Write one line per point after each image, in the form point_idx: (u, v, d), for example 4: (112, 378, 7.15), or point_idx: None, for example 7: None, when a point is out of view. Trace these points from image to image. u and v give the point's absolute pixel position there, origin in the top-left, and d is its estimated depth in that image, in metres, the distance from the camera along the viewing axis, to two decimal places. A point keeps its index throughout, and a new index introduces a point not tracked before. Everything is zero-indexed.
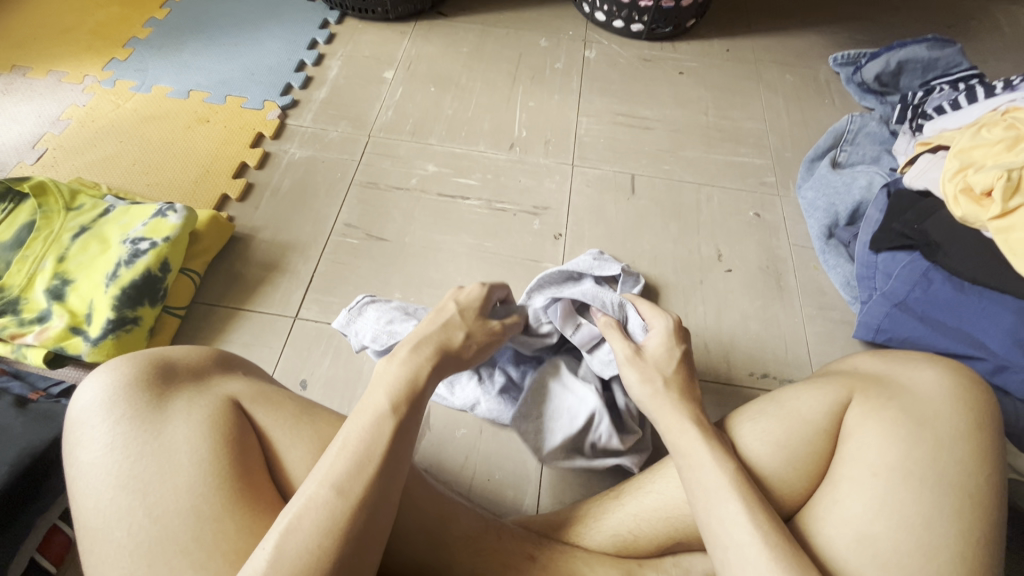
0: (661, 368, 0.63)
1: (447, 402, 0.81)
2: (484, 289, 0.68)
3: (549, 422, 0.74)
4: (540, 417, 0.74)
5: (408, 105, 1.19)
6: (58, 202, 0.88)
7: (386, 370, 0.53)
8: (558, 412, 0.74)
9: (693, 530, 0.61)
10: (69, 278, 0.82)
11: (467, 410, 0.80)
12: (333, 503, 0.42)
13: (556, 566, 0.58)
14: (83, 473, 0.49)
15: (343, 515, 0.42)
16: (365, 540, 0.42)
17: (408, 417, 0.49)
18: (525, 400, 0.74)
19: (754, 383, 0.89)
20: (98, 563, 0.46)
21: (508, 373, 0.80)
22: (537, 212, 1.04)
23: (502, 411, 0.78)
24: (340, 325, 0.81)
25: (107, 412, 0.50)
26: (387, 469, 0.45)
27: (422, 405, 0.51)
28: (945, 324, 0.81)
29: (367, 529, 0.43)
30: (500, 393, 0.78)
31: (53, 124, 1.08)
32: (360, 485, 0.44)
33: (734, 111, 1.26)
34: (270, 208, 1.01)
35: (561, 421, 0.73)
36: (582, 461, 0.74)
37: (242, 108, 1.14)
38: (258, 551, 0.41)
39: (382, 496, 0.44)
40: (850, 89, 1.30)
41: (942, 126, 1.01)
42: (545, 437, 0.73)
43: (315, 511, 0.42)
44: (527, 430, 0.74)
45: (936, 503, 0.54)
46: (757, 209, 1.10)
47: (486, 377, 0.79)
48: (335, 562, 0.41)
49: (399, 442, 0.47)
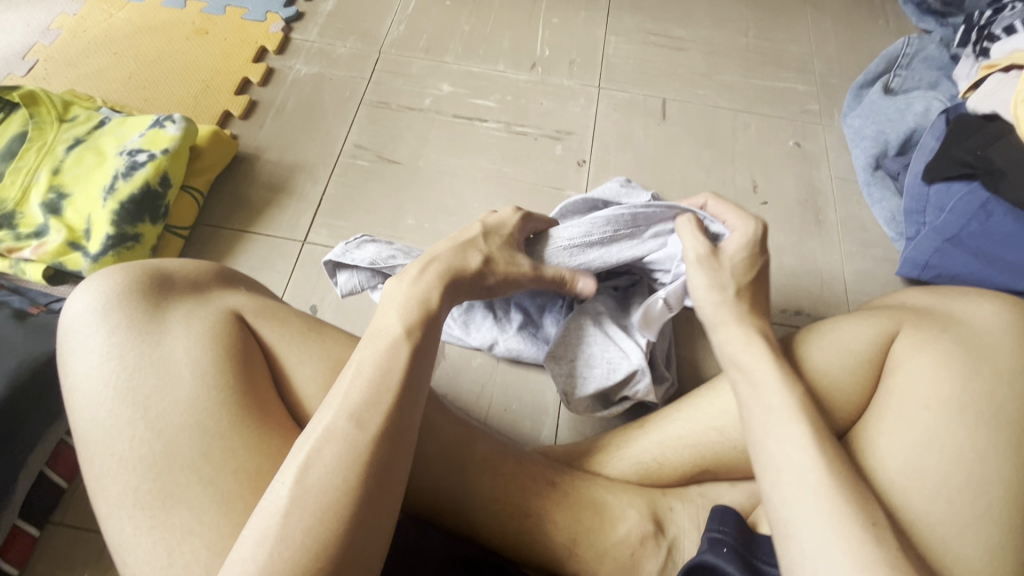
0: (734, 275, 0.59)
1: (463, 342, 0.76)
2: (518, 214, 0.63)
3: (583, 370, 0.68)
4: (573, 370, 0.68)
5: (421, 19, 1.09)
6: (51, 112, 0.83)
7: (395, 291, 0.49)
8: (593, 360, 0.68)
9: (723, 459, 0.58)
10: (66, 192, 0.78)
11: (484, 349, 0.76)
12: (354, 436, 0.39)
13: (579, 495, 0.55)
14: (79, 383, 0.46)
15: (366, 447, 0.39)
16: (393, 471, 0.39)
17: (424, 340, 0.45)
18: (560, 353, 0.68)
19: (787, 320, 0.84)
20: (96, 474, 0.43)
21: (526, 310, 0.74)
22: (560, 136, 0.97)
23: (524, 349, 0.74)
24: (332, 258, 0.69)
25: (101, 324, 0.47)
26: (409, 397, 0.42)
27: (438, 328, 0.47)
28: (1003, 260, 0.77)
29: (393, 460, 0.39)
30: (520, 330, 0.74)
31: (43, 34, 1.01)
32: (380, 416, 0.40)
33: (777, 32, 1.15)
34: (276, 127, 0.95)
35: (597, 371, 0.68)
36: (611, 410, 0.71)
37: (244, 20, 1.05)
38: (283, 481, 0.38)
39: (401, 423, 0.41)
40: (907, 10, 1.17)
41: (1011, 47, 0.89)
42: (576, 389, 0.68)
43: (335, 444, 0.38)
44: (559, 375, 0.68)
45: (991, 440, 0.49)
46: (797, 138, 1.01)
47: (503, 315, 0.74)
48: (354, 489, 0.37)
49: (417, 368, 0.43)
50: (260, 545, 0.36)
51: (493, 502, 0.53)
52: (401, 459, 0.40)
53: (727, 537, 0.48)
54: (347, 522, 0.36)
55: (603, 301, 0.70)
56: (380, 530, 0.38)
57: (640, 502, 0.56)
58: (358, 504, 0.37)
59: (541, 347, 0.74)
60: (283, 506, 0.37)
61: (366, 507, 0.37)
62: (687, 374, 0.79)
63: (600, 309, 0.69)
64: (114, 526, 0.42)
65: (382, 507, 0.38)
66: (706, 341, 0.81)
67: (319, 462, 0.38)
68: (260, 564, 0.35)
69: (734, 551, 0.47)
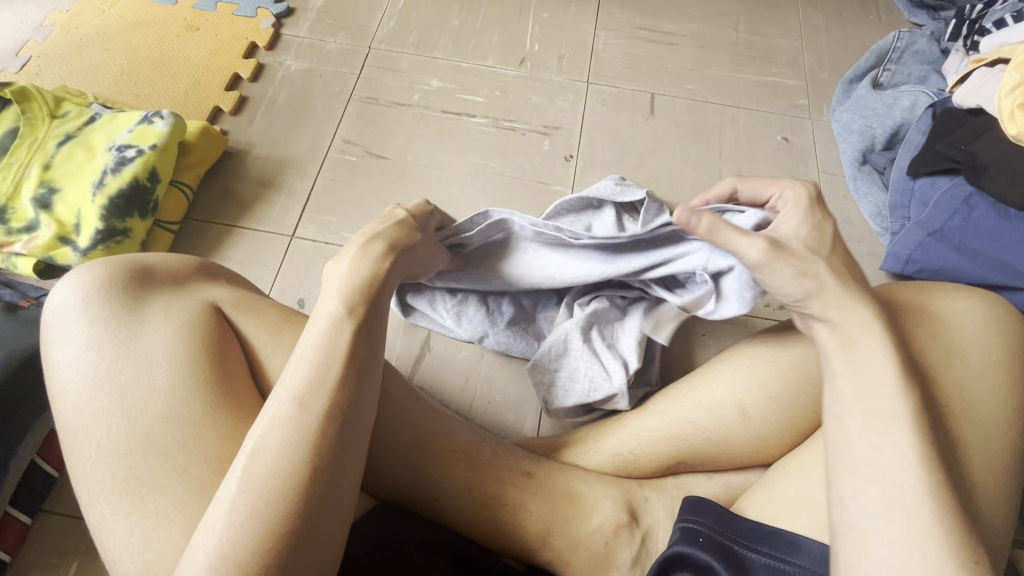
0: (814, 249, 0.49)
1: (455, 334, 0.77)
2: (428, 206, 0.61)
3: (565, 381, 0.70)
4: (560, 385, 0.70)
5: (411, 15, 1.09)
6: (43, 108, 0.84)
7: (336, 272, 0.48)
8: (576, 375, 0.70)
9: (697, 451, 0.59)
10: (56, 187, 0.80)
11: (475, 341, 0.77)
12: (297, 418, 0.40)
13: (556, 485, 0.57)
14: (59, 372, 0.47)
15: (313, 429, 0.39)
16: (342, 452, 0.40)
17: (368, 317, 0.45)
18: (545, 367, 0.71)
19: (771, 314, 0.83)
20: (77, 461, 0.45)
21: (520, 303, 0.75)
22: (547, 131, 0.98)
23: (512, 344, 0.75)
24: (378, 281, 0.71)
25: (76, 331, 0.47)
26: (353, 374, 0.42)
27: (382, 304, 0.47)
28: (983, 255, 0.77)
29: (341, 442, 0.40)
30: (510, 325, 0.74)
31: (36, 30, 1.02)
32: (323, 397, 0.40)
33: (768, 26, 1.14)
34: (265, 123, 0.95)
35: (578, 386, 0.69)
36: (593, 417, 0.73)
37: (234, 16, 1.06)
38: (235, 473, 0.39)
39: (347, 408, 0.41)
40: (899, 3, 1.16)
41: (1001, 40, 0.89)
42: (560, 400, 0.70)
43: (281, 429, 0.39)
44: (541, 381, 0.71)
45: (957, 432, 0.49)
46: (785, 133, 1.02)
47: (495, 309, 0.74)
48: (307, 474, 0.38)
49: (361, 345, 0.44)
50: (213, 536, 0.37)
51: (468, 492, 0.54)
52: (351, 448, 0.41)
53: (702, 528, 0.48)
54: (299, 504, 0.38)
55: (597, 314, 0.70)
56: (332, 523, 0.39)
57: (615, 493, 0.58)
58: (310, 496, 0.38)
59: (527, 342, 0.75)
60: (233, 494, 0.38)
61: (322, 499, 0.38)
62: (668, 366, 0.80)
63: (594, 325, 0.70)
64: (94, 511, 0.44)
65: (331, 490, 0.39)
66: (688, 335, 0.82)
67: (270, 452, 0.39)
68: (215, 553, 0.36)
69: (710, 542, 0.47)
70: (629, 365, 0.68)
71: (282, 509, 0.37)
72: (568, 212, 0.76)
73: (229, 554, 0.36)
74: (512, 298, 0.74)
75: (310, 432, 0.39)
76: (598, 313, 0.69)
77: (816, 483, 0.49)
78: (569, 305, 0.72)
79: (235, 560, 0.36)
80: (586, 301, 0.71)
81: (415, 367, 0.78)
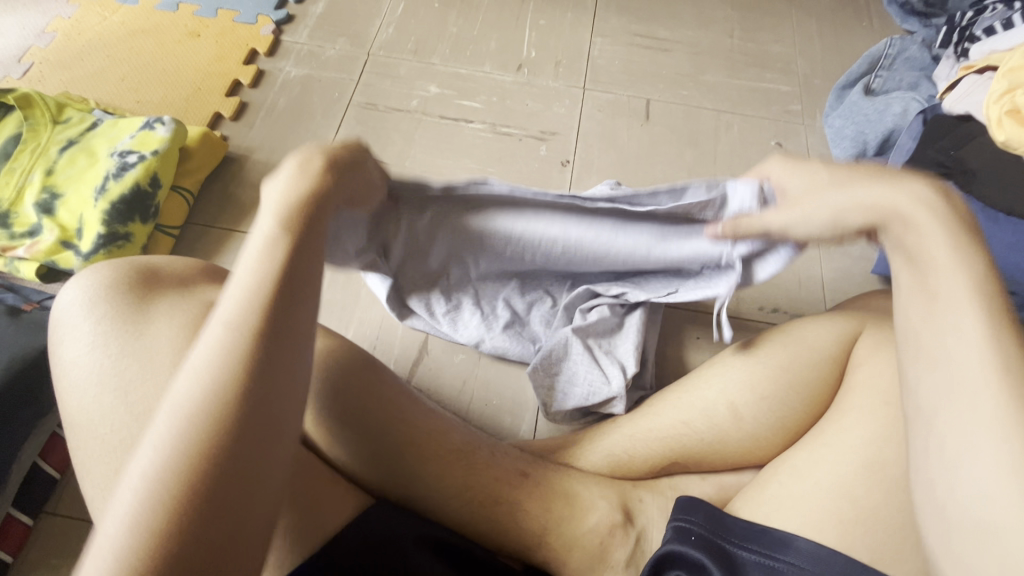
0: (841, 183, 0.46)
1: (452, 337, 0.77)
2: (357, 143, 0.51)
3: (565, 385, 0.71)
4: (559, 389, 0.72)
5: (410, 21, 1.11)
6: (45, 114, 0.85)
7: (274, 192, 0.45)
8: (575, 380, 0.71)
9: (692, 453, 0.61)
10: (59, 192, 0.81)
11: (473, 346, 0.78)
12: (228, 341, 0.36)
13: (550, 485, 0.58)
14: (66, 374, 0.48)
15: (245, 350, 0.36)
16: (276, 376, 0.36)
17: (304, 234, 0.43)
18: (544, 372, 0.71)
19: (764, 318, 0.85)
20: (83, 459, 0.46)
21: (513, 306, 0.75)
22: (545, 136, 0.99)
23: (508, 348, 0.76)
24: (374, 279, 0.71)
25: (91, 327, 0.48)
26: (285, 296, 0.39)
27: (321, 225, 0.45)
28: None
29: (275, 363, 0.37)
30: (505, 329, 0.75)
31: (39, 37, 1.03)
32: (255, 315, 0.37)
33: (762, 33, 1.16)
34: (265, 128, 0.97)
35: (577, 390, 0.71)
36: (588, 421, 0.74)
37: (235, 22, 1.07)
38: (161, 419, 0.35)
39: (280, 334, 0.38)
40: (891, 10, 1.18)
41: (990, 48, 0.91)
42: (560, 404, 0.71)
43: (212, 355, 0.36)
44: (541, 386, 0.72)
45: None
46: (779, 138, 1.03)
47: (489, 313, 0.75)
48: (238, 397, 0.35)
49: (297, 261, 0.41)
50: (133, 485, 0.32)
51: (465, 491, 0.55)
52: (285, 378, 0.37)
53: (694, 526, 0.50)
54: (228, 431, 0.34)
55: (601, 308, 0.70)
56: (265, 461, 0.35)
57: (610, 494, 0.59)
58: (239, 429, 0.34)
59: (523, 346, 0.76)
60: (158, 435, 0.34)
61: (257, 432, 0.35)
62: (663, 369, 0.81)
63: (589, 333, 0.71)
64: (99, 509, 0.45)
65: (266, 420, 0.35)
66: (684, 338, 0.83)
67: (195, 388, 0.35)
68: (136, 503, 0.32)
69: (702, 540, 0.48)
70: (629, 366, 0.70)
71: (210, 445, 0.33)
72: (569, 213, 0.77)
73: (151, 502, 0.31)
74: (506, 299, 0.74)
75: (237, 361, 0.36)
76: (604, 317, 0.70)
77: (806, 482, 0.50)
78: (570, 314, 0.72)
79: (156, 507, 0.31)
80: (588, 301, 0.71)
81: (413, 370, 0.79)
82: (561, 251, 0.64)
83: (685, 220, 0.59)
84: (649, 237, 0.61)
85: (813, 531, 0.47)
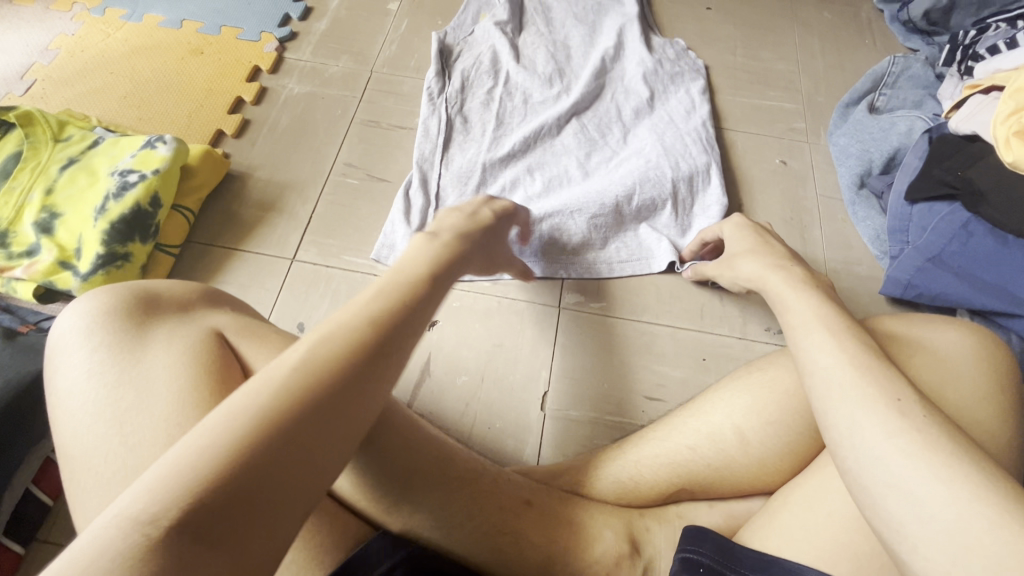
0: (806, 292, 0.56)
1: (476, 48, 1.07)
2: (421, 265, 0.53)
3: (478, 54, 1.06)
4: (487, 57, 1.05)
5: (413, 38, 1.11)
6: (46, 132, 0.86)
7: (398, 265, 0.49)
8: (481, 56, 1.06)
9: (696, 478, 0.60)
10: (58, 211, 0.80)
11: (506, 16, 1.10)
12: (321, 361, 0.36)
13: (552, 513, 0.57)
14: (58, 405, 0.48)
15: (328, 368, 0.36)
16: (341, 407, 0.35)
17: (417, 309, 0.44)
18: (513, 19, 1.11)
19: (771, 339, 0.83)
20: (76, 492, 0.45)
21: (493, 75, 1.04)
22: None
23: (503, 76, 1.03)
24: (453, 41, 1.08)
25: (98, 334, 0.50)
26: (377, 345, 0.39)
27: (422, 313, 0.44)
28: (982, 280, 0.77)
29: (344, 400, 0.36)
30: (505, 40, 1.07)
31: (42, 54, 1.03)
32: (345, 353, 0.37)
33: (764, 51, 1.16)
34: (267, 146, 0.96)
35: (530, 18, 1.12)
36: (573, 171, 0.94)
37: (238, 39, 1.07)
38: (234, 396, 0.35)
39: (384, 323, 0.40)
40: (894, 28, 1.18)
41: (995, 66, 0.89)
42: (491, 38, 1.08)
43: (305, 364, 0.36)
44: (480, 56, 1.06)
45: None
46: (784, 156, 1.02)
47: (502, 31, 1.08)
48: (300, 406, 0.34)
49: (401, 323, 0.41)
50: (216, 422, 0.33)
51: (465, 522, 0.54)
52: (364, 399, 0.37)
53: (703, 557, 0.48)
54: (280, 425, 0.33)
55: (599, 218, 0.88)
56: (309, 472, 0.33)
57: (616, 523, 0.58)
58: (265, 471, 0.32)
59: (502, 82, 1.03)
60: (252, 391, 0.34)
61: (343, 396, 0.36)
62: (669, 392, 0.79)
63: (499, 60, 1.05)
64: None
65: (323, 438, 0.34)
66: (689, 359, 0.82)
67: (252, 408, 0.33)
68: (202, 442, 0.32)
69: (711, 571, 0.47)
70: (550, 5, 1.14)
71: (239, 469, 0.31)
72: (543, 179, 0.93)
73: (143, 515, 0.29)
74: (496, 40, 1.07)
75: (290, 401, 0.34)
76: (622, 248, 0.89)
77: (821, 514, 0.48)
78: (671, 70, 1.07)
79: (225, 431, 0.32)
80: (613, 163, 0.95)
81: (416, 392, 0.78)
82: (482, 37, 1.08)
83: (516, 5, 1.13)
84: (539, 9, 1.14)
85: (826, 564, 0.46)
